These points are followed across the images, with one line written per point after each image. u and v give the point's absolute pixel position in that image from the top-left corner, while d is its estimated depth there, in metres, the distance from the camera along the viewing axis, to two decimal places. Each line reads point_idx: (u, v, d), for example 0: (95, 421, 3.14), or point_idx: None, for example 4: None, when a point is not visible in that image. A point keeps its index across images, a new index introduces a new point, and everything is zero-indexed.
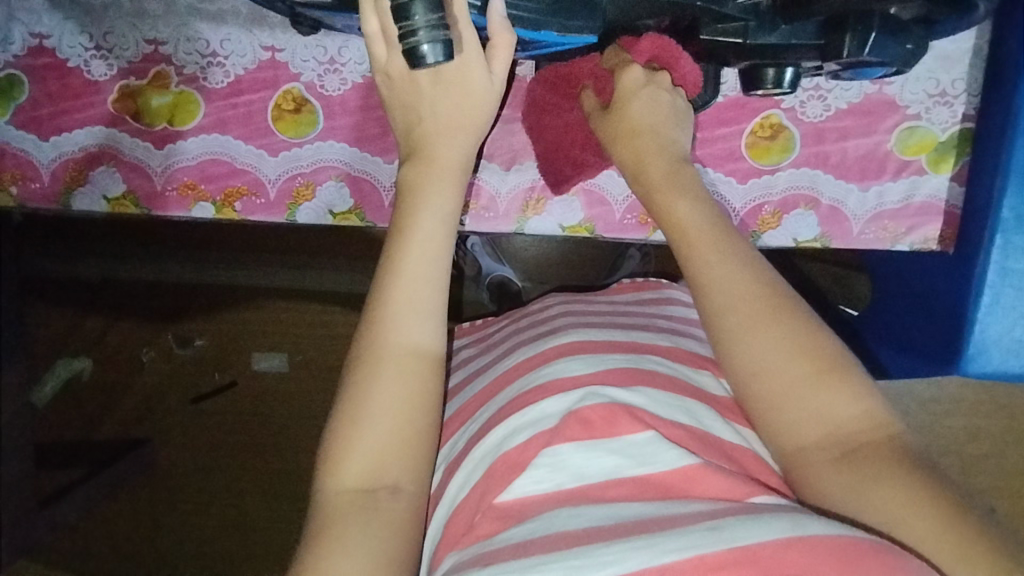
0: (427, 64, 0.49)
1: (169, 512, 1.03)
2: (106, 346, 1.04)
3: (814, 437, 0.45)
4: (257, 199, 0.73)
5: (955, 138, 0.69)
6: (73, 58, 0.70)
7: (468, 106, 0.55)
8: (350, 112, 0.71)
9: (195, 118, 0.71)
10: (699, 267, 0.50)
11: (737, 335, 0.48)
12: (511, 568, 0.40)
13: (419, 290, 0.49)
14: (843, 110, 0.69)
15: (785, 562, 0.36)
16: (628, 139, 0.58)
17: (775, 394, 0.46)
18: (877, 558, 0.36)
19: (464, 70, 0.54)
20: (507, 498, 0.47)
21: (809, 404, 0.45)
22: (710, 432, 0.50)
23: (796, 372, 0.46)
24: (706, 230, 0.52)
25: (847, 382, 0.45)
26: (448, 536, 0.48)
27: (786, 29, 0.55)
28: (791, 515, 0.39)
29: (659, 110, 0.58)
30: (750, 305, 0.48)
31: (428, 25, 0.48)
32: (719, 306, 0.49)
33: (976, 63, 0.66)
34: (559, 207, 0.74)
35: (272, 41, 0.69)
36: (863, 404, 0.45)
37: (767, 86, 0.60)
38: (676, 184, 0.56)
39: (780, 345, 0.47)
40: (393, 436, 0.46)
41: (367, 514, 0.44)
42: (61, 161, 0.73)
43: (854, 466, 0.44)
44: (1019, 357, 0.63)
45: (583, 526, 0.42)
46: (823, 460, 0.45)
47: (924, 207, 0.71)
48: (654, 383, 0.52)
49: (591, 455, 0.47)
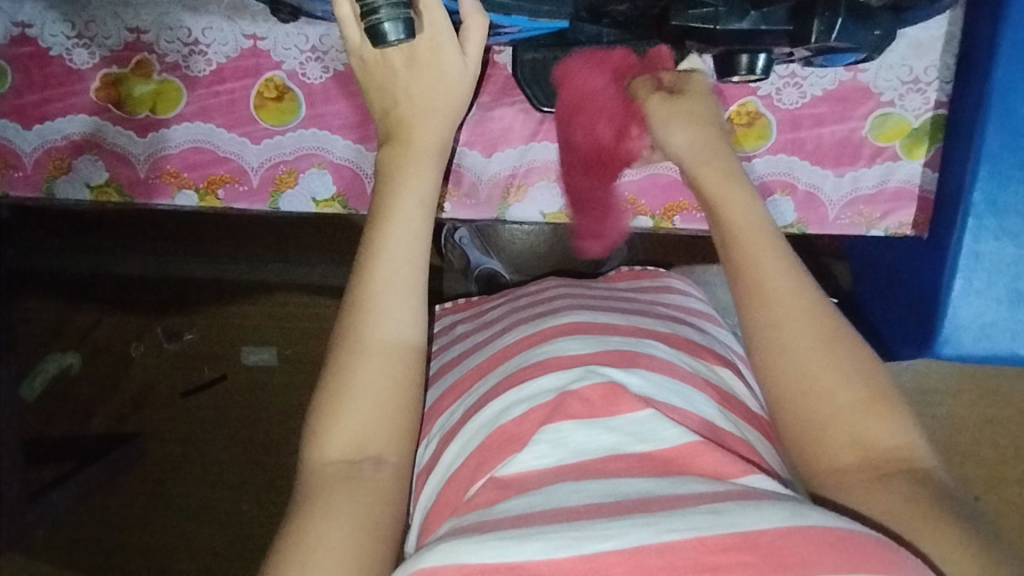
0: (389, 42, 0.48)
1: (156, 501, 1.05)
2: (94, 340, 1.05)
3: (850, 459, 0.44)
4: (239, 186, 0.73)
5: (929, 124, 0.71)
6: (55, 47, 0.69)
7: (443, 89, 0.55)
8: (332, 100, 0.71)
9: (178, 106, 0.71)
10: (761, 279, 0.49)
11: (791, 356, 0.47)
12: (511, 533, 0.38)
13: (399, 270, 0.49)
14: (819, 97, 0.71)
15: (784, 551, 0.34)
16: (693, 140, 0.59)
17: (818, 408, 0.45)
18: (877, 554, 0.35)
19: (435, 51, 0.54)
20: (506, 471, 0.45)
21: (851, 422, 0.44)
22: (703, 415, 0.50)
23: (848, 396, 0.45)
24: (770, 247, 0.51)
25: (891, 410, 0.45)
26: (444, 505, 0.47)
27: (756, 15, 0.55)
28: (789, 506, 0.37)
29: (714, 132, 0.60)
30: (806, 323, 0.47)
31: (390, 3, 0.47)
32: (777, 322, 0.48)
33: (948, 51, 0.69)
34: (542, 194, 0.74)
35: (254, 29, 0.69)
36: (902, 430, 0.44)
37: (741, 72, 0.61)
38: (749, 205, 0.54)
39: (829, 362, 0.46)
40: (375, 411, 0.46)
41: (352, 484, 0.44)
42: (44, 150, 0.72)
43: (887, 488, 0.42)
44: (989, 339, 0.65)
45: (583, 502, 0.40)
46: (856, 480, 0.43)
47: (897, 192, 0.73)
48: (651, 366, 0.52)
49: (593, 433, 0.45)
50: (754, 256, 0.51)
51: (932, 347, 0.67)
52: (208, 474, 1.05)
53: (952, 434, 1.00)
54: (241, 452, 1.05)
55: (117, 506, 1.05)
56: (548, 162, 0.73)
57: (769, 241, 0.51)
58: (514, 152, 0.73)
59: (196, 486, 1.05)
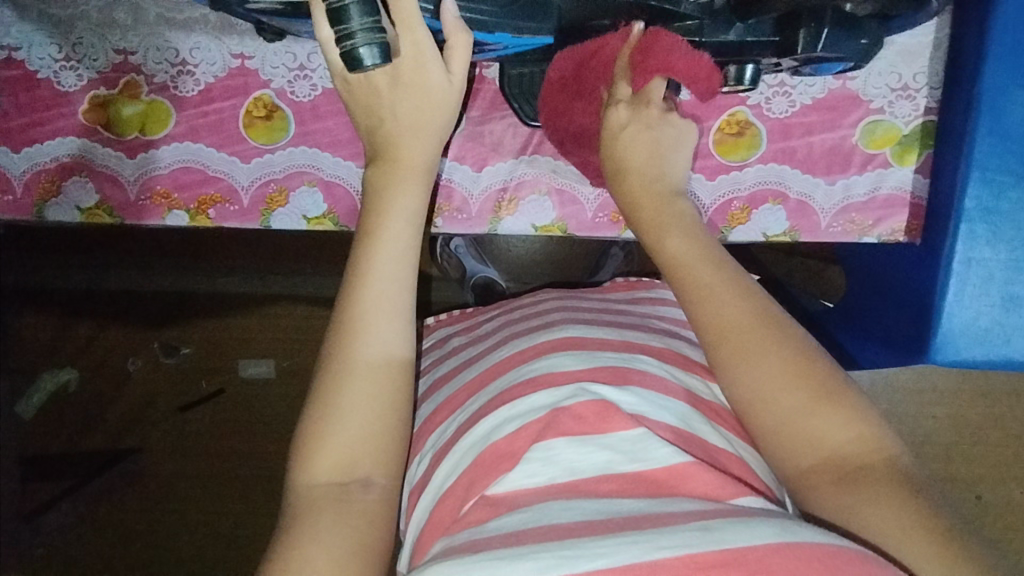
0: (365, 66, 0.49)
1: (153, 520, 1.04)
2: (91, 357, 1.05)
3: (813, 461, 0.43)
4: (230, 206, 0.73)
5: (919, 130, 0.71)
6: (42, 70, 0.69)
7: (428, 108, 0.55)
8: (322, 118, 0.71)
9: (167, 127, 0.71)
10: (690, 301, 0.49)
11: (735, 369, 0.46)
12: (502, 553, 0.37)
13: (389, 291, 0.49)
14: (808, 105, 0.71)
15: (771, 566, 0.34)
16: (618, 178, 0.59)
17: (773, 415, 0.45)
18: (861, 563, 0.34)
19: (422, 72, 0.54)
20: (496, 489, 0.45)
21: (804, 424, 0.44)
22: (698, 435, 0.49)
23: (795, 398, 0.44)
24: (698, 260, 0.51)
25: (842, 399, 0.44)
26: (436, 524, 0.47)
27: (741, 27, 0.57)
28: (779, 523, 0.37)
29: (646, 142, 0.58)
30: (742, 336, 0.47)
31: (364, 28, 0.48)
32: (712, 339, 0.47)
33: (936, 56, 0.69)
34: (533, 207, 0.74)
35: (241, 48, 0.69)
36: (855, 419, 0.44)
37: (729, 84, 0.61)
38: (680, 223, 0.54)
39: (774, 371, 0.45)
40: (360, 433, 0.46)
41: (341, 507, 0.43)
42: (33, 172, 0.71)
43: (853, 487, 0.42)
44: (984, 345, 0.65)
45: (573, 519, 0.40)
46: (823, 483, 0.43)
47: (889, 199, 0.73)
48: (645, 383, 0.51)
49: (585, 450, 0.45)
50: (683, 277, 0.50)
51: (928, 353, 0.67)
52: (206, 490, 1.04)
53: (952, 436, 1.00)
54: (239, 466, 1.04)
55: (112, 526, 1.04)
56: (538, 175, 0.73)
57: (704, 256, 0.51)
58: (505, 167, 0.73)
59: (193, 503, 1.04)
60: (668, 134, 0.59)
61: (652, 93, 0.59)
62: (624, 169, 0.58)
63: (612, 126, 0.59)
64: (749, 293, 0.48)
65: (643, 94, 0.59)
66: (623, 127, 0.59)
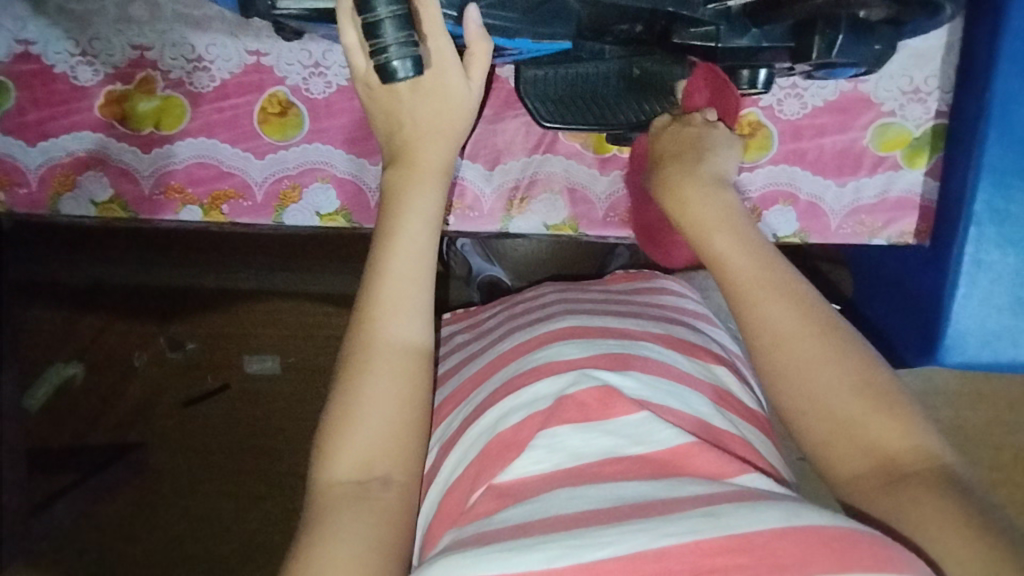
0: (398, 79, 0.49)
1: (159, 512, 1.05)
2: (99, 349, 1.05)
3: (864, 469, 0.42)
4: (243, 201, 0.73)
5: (929, 133, 0.71)
6: (59, 64, 0.69)
7: (448, 113, 0.56)
8: (337, 115, 0.71)
9: (182, 122, 0.71)
10: (748, 308, 0.48)
11: (795, 375, 0.45)
12: (511, 544, 0.38)
13: (408, 290, 0.50)
14: (820, 107, 0.71)
15: (780, 553, 0.34)
16: (661, 172, 0.60)
17: (824, 418, 0.44)
18: (872, 549, 0.34)
19: (442, 80, 0.55)
20: (504, 478, 0.45)
21: (861, 433, 0.43)
22: (699, 416, 0.50)
23: (851, 407, 0.43)
24: (756, 267, 0.49)
25: (903, 414, 0.43)
26: (443, 517, 0.47)
27: (757, 32, 0.57)
28: (785, 505, 0.37)
29: (684, 140, 0.61)
30: (799, 342, 0.45)
31: (398, 42, 0.48)
32: (769, 346, 0.46)
33: (947, 60, 0.69)
34: (545, 206, 0.75)
35: (257, 45, 0.69)
36: (911, 432, 0.42)
37: (743, 86, 0.63)
38: (733, 229, 0.52)
39: (833, 379, 0.44)
40: (383, 435, 0.46)
41: (361, 505, 0.43)
42: (49, 166, 0.72)
43: (901, 495, 0.40)
44: (994, 347, 0.65)
45: (581, 508, 0.40)
46: (872, 490, 0.42)
47: (899, 202, 0.73)
48: (646, 368, 0.52)
49: (590, 437, 0.45)
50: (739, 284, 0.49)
51: (937, 355, 0.67)
52: (212, 483, 1.05)
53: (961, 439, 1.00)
54: (244, 459, 1.05)
55: (118, 518, 1.04)
56: (551, 174, 0.74)
57: (748, 251, 0.50)
58: (517, 165, 0.73)
59: (199, 495, 1.05)
60: (714, 138, 0.61)
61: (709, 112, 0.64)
62: (666, 163, 0.60)
63: (657, 133, 0.64)
64: (804, 298, 0.47)
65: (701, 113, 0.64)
66: (665, 130, 0.63)
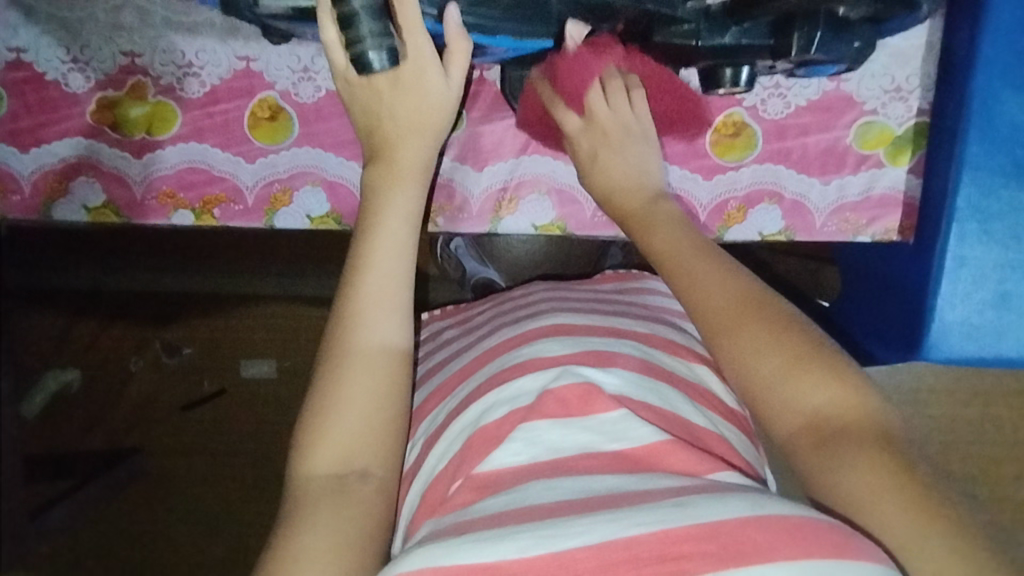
0: (374, 69, 0.54)
1: (155, 515, 1.05)
2: (95, 355, 1.05)
3: (799, 424, 0.44)
4: (234, 205, 0.74)
5: (911, 132, 0.72)
6: (50, 71, 0.70)
7: (427, 111, 0.57)
8: (326, 119, 0.72)
9: (172, 127, 0.72)
10: (683, 280, 0.51)
11: (730, 336, 0.48)
12: (487, 533, 0.39)
13: (386, 284, 0.51)
14: (803, 107, 0.72)
15: (744, 539, 0.35)
16: (600, 181, 0.63)
17: (762, 383, 0.46)
18: (832, 541, 0.35)
19: (419, 74, 0.55)
20: (483, 469, 0.46)
21: (795, 394, 0.45)
22: (680, 414, 0.51)
23: (785, 367, 0.45)
24: (692, 250, 0.53)
25: (837, 377, 0.44)
26: (424, 507, 0.48)
27: (736, 29, 0.58)
28: (749, 496, 0.38)
29: (617, 145, 0.62)
30: (730, 306, 0.49)
31: (374, 34, 0.52)
32: (701, 313, 0.49)
33: (929, 59, 0.70)
34: (533, 207, 0.75)
35: (247, 51, 0.70)
36: (839, 388, 0.44)
37: (726, 85, 0.63)
38: (672, 226, 0.56)
39: (764, 339, 0.46)
40: (359, 426, 0.47)
41: (339, 498, 0.44)
42: (41, 172, 0.73)
43: (832, 450, 0.42)
44: (977, 342, 0.66)
45: (556, 499, 0.41)
46: (807, 447, 0.43)
47: (883, 199, 0.75)
48: (628, 365, 0.53)
49: (569, 432, 0.46)
50: (675, 266, 0.53)
51: (921, 350, 0.68)
52: (207, 487, 1.05)
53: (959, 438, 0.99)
54: (237, 464, 1.05)
55: (113, 522, 1.05)
56: (539, 175, 0.75)
57: (708, 266, 0.51)
58: (505, 167, 0.74)
59: (193, 497, 1.05)
60: (632, 142, 0.62)
61: (594, 104, 0.62)
62: (599, 170, 0.63)
63: (571, 133, 0.64)
64: (736, 274, 0.51)
65: (591, 115, 0.62)
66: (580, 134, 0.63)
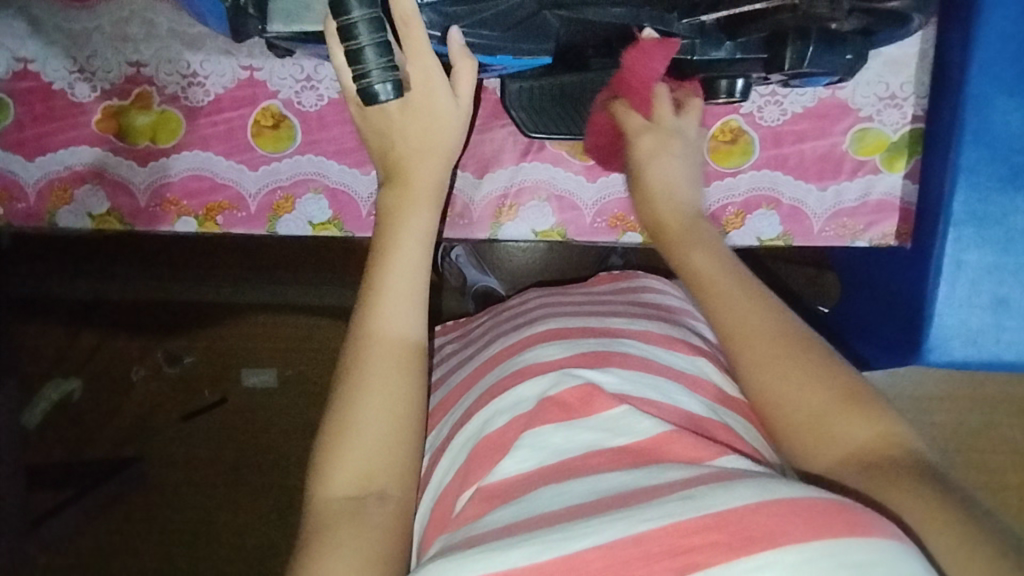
0: (380, 102, 0.52)
1: (158, 523, 1.05)
2: (95, 365, 1.06)
3: (838, 456, 0.43)
4: (238, 213, 0.75)
5: (906, 138, 0.73)
6: (57, 81, 0.71)
7: (438, 131, 0.57)
8: (328, 127, 0.73)
9: (177, 136, 0.73)
10: (717, 310, 0.50)
11: (762, 368, 0.47)
12: (497, 544, 0.39)
13: (400, 305, 0.51)
14: (799, 114, 0.73)
15: (752, 526, 0.35)
16: (648, 200, 0.63)
17: (797, 412, 0.45)
18: (842, 520, 0.35)
19: (430, 96, 0.56)
20: (490, 480, 0.46)
21: (832, 424, 0.43)
22: (679, 404, 0.51)
23: (819, 397, 0.44)
24: (723, 275, 0.52)
25: (871, 408, 0.43)
26: (436, 521, 0.48)
27: (731, 44, 0.59)
28: (760, 483, 0.38)
29: (670, 166, 0.63)
30: (764, 337, 0.47)
31: (381, 66, 0.50)
32: (734, 345, 0.48)
33: (922, 67, 0.71)
34: (533, 213, 0.76)
35: (250, 61, 0.71)
36: (872, 415, 0.43)
37: (721, 96, 0.64)
38: (705, 246, 0.56)
39: (796, 370, 0.46)
40: (376, 450, 0.46)
41: (357, 521, 0.43)
42: (47, 180, 0.73)
43: (877, 478, 0.40)
44: (974, 345, 0.66)
45: (565, 505, 0.41)
46: (849, 477, 0.42)
47: (879, 205, 0.75)
48: (625, 364, 0.53)
49: (573, 434, 0.46)
50: (710, 292, 0.52)
51: (920, 353, 0.68)
52: (209, 496, 1.05)
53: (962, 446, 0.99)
54: (239, 473, 1.05)
55: (115, 530, 1.05)
56: (538, 182, 0.75)
57: (737, 293, 0.51)
58: (505, 173, 0.75)
59: (194, 506, 1.05)
60: (683, 159, 0.64)
61: (660, 106, 0.64)
62: (650, 191, 0.63)
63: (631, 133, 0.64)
64: (768, 306, 0.50)
65: (655, 116, 0.64)
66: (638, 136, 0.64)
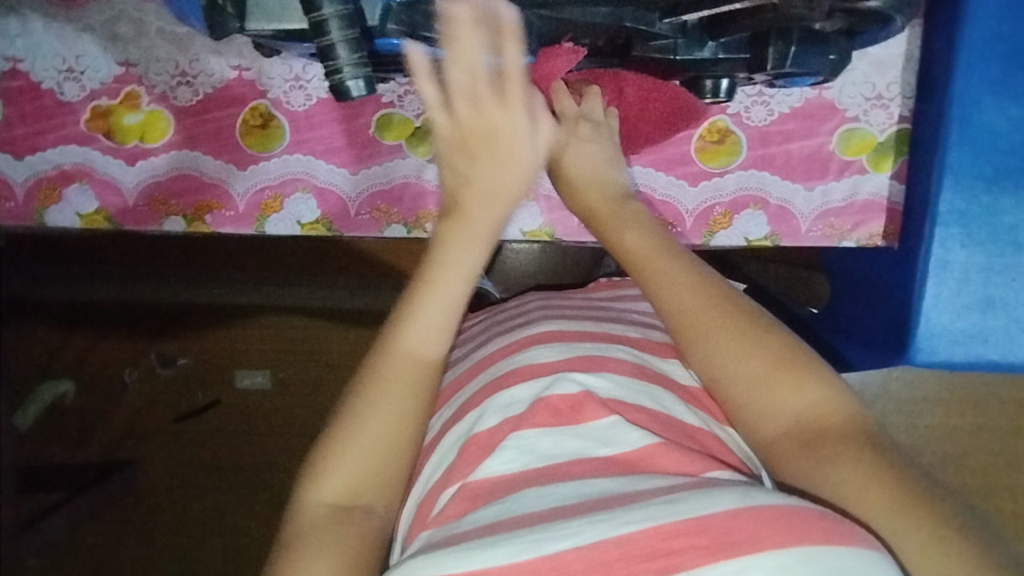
0: (352, 95, 0.57)
1: (150, 526, 1.05)
2: (87, 368, 1.06)
3: (780, 428, 0.44)
4: (226, 212, 0.75)
5: (893, 138, 0.74)
6: (46, 81, 0.71)
7: (514, 167, 0.51)
8: (317, 127, 0.73)
9: (165, 135, 0.73)
10: (655, 290, 0.50)
11: (710, 342, 0.47)
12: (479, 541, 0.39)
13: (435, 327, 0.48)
14: (786, 114, 0.74)
15: (733, 530, 0.35)
16: (576, 192, 0.60)
17: (739, 386, 0.46)
18: (820, 527, 0.35)
19: (511, 125, 0.51)
20: (475, 479, 0.46)
21: (771, 398, 0.45)
22: (670, 413, 0.51)
23: (757, 368, 0.45)
24: (651, 251, 0.52)
25: (806, 374, 0.45)
26: (419, 517, 0.48)
27: (713, 44, 0.59)
28: (740, 489, 0.37)
29: (591, 156, 0.61)
30: (705, 312, 0.48)
31: (352, 64, 0.55)
32: (677, 324, 0.48)
33: (908, 68, 0.71)
34: (521, 213, 0.76)
35: (239, 60, 0.71)
36: (804, 380, 0.44)
37: (706, 94, 0.66)
38: (637, 225, 0.55)
39: (735, 346, 0.46)
40: (372, 461, 0.45)
41: (342, 530, 0.43)
42: (35, 180, 0.74)
43: (811, 450, 0.43)
44: (963, 346, 0.66)
45: (546, 506, 0.41)
46: (789, 449, 0.44)
47: (867, 205, 0.76)
48: (618, 369, 0.53)
49: (559, 440, 0.47)
50: (645, 272, 0.51)
51: (907, 355, 0.68)
52: (200, 499, 1.05)
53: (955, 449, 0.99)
54: (232, 476, 1.05)
55: (107, 532, 1.05)
56: None
57: (692, 280, 0.49)
58: None
59: (186, 509, 1.05)
60: (602, 147, 0.62)
61: (561, 101, 0.62)
62: (574, 182, 0.60)
63: None
64: (709, 281, 0.49)
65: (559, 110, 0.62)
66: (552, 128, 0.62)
